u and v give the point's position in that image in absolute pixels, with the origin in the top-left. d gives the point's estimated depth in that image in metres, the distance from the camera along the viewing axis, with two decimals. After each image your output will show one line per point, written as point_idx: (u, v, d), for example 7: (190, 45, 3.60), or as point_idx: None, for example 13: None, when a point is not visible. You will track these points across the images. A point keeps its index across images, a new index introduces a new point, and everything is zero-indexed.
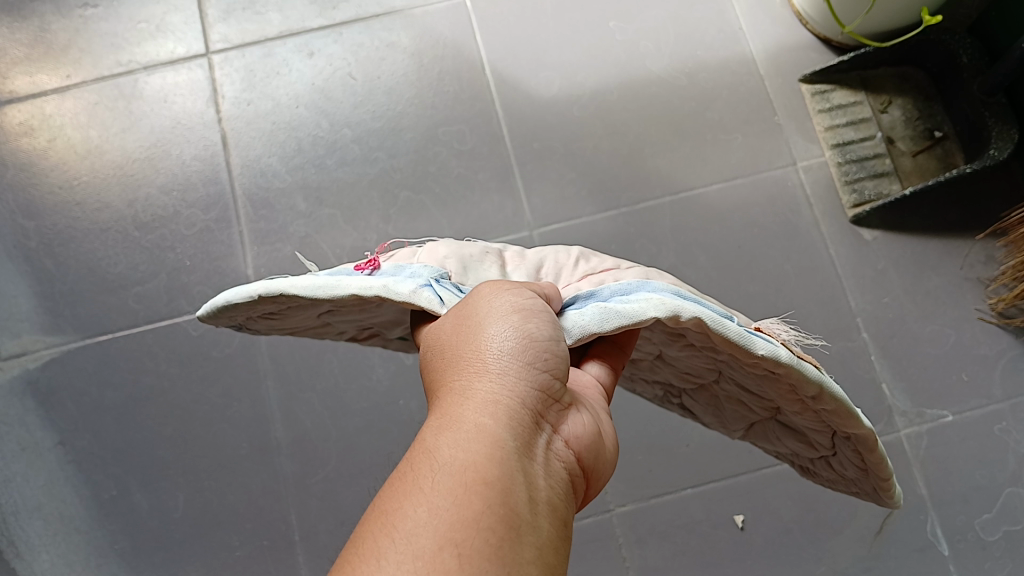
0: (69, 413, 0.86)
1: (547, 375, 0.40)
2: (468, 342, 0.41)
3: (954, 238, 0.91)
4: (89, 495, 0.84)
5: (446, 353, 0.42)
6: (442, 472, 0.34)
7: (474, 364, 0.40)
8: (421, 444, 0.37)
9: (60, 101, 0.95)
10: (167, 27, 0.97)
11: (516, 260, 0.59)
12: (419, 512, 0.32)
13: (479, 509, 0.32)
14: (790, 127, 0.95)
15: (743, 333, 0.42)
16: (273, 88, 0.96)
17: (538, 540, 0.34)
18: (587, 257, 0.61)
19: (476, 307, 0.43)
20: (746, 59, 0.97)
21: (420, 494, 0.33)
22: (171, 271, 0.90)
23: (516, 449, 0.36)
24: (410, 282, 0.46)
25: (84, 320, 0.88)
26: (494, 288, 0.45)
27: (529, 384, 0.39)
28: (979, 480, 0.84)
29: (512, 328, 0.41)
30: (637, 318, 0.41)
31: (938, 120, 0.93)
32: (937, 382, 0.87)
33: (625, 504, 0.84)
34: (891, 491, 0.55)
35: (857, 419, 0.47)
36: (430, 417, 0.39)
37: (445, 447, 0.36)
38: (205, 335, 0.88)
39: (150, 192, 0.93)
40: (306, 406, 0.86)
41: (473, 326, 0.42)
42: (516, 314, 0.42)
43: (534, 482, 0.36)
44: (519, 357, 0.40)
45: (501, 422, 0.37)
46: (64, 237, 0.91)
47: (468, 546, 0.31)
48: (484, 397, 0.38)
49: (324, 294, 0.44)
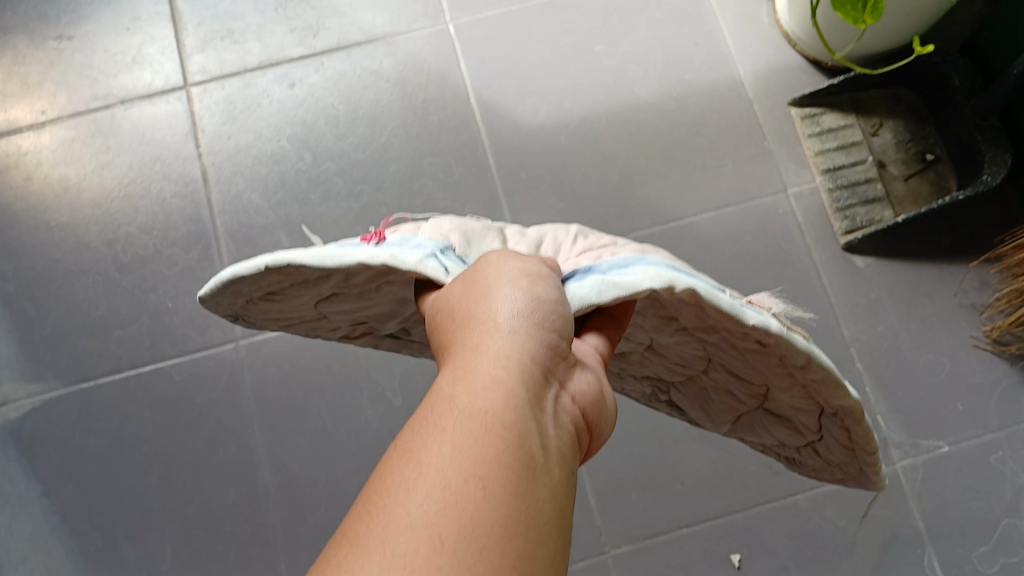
0: (54, 463, 0.85)
1: (559, 334, 0.37)
2: (477, 301, 0.38)
3: (948, 264, 0.90)
4: (75, 547, 0.83)
5: (456, 313, 0.39)
6: (457, 425, 0.31)
7: (484, 318, 0.37)
8: (432, 397, 0.34)
9: (36, 137, 0.93)
10: (144, 58, 0.95)
11: (516, 237, 0.58)
12: (433, 466, 0.30)
13: (494, 464, 0.30)
14: (781, 152, 0.93)
15: (736, 306, 0.39)
16: (253, 120, 0.93)
17: (553, 501, 0.31)
18: (586, 235, 0.59)
19: (485, 270, 0.40)
20: (735, 82, 0.95)
21: (432, 446, 0.30)
22: (154, 312, 0.88)
23: (530, 403, 0.33)
24: (417, 253, 0.42)
25: (66, 366, 0.87)
26: (501, 254, 0.41)
27: (542, 341, 0.36)
28: (977, 512, 0.84)
29: (523, 284, 0.38)
30: (634, 289, 0.38)
31: (930, 142, 0.92)
32: (933, 412, 0.86)
33: (620, 545, 0.83)
34: (878, 473, 0.52)
35: (845, 390, 0.43)
36: (440, 372, 0.36)
37: (458, 399, 0.33)
38: (189, 380, 0.87)
39: (129, 231, 0.91)
40: (293, 451, 0.84)
41: (481, 287, 0.39)
42: (524, 278, 0.39)
43: (548, 438, 0.33)
44: (531, 314, 0.36)
45: (515, 373, 0.34)
46: (44, 280, 0.89)
47: (484, 501, 0.29)
48: (496, 350, 0.35)
49: (331, 264, 0.39)
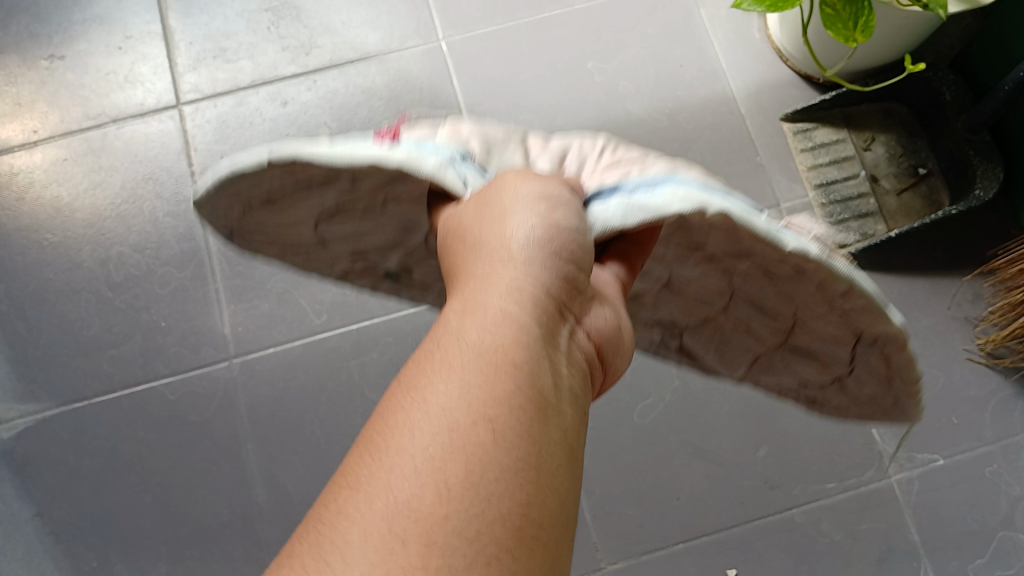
0: (46, 484, 0.84)
1: (572, 264, 0.39)
2: (493, 230, 0.41)
3: (941, 278, 0.90)
4: (68, 568, 0.82)
5: (471, 243, 0.41)
6: (469, 351, 0.34)
7: (498, 250, 0.39)
8: (446, 326, 0.36)
9: (28, 156, 0.93)
10: (136, 77, 0.95)
11: (540, 144, 0.57)
12: (447, 391, 0.32)
13: (508, 389, 0.32)
14: (773, 167, 0.93)
15: (774, 229, 0.41)
16: (245, 139, 0.93)
17: (565, 426, 0.34)
18: (614, 145, 0.57)
19: (501, 198, 0.42)
20: (727, 97, 0.95)
21: (447, 372, 0.33)
22: (146, 332, 0.88)
23: (543, 334, 0.36)
24: (438, 158, 0.44)
25: (58, 386, 0.86)
26: (519, 176, 0.44)
27: (554, 272, 0.39)
28: (972, 525, 0.84)
29: (538, 213, 0.41)
30: (661, 213, 0.40)
31: (922, 156, 0.92)
32: (927, 425, 0.87)
33: (616, 560, 0.83)
34: (916, 399, 0.51)
35: (888, 317, 0.44)
36: (455, 302, 0.38)
37: (471, 328, 0.35)
38: (183, 399, 0.86)
39: (121, 250, 0.90)
40: (288, 469, 0.84)
41: (498, 215, 0.41)
42: (540, 207, 0.41)
43: (560, 368, 0.36)
44: (545, 245, 0.39)
45: (527, 304, 0.36)
46: (36, 299, 0.89)
47: (500, 423, 0.31)
48: (510, 280, 0.37)
49: (352, 159, 0.41)
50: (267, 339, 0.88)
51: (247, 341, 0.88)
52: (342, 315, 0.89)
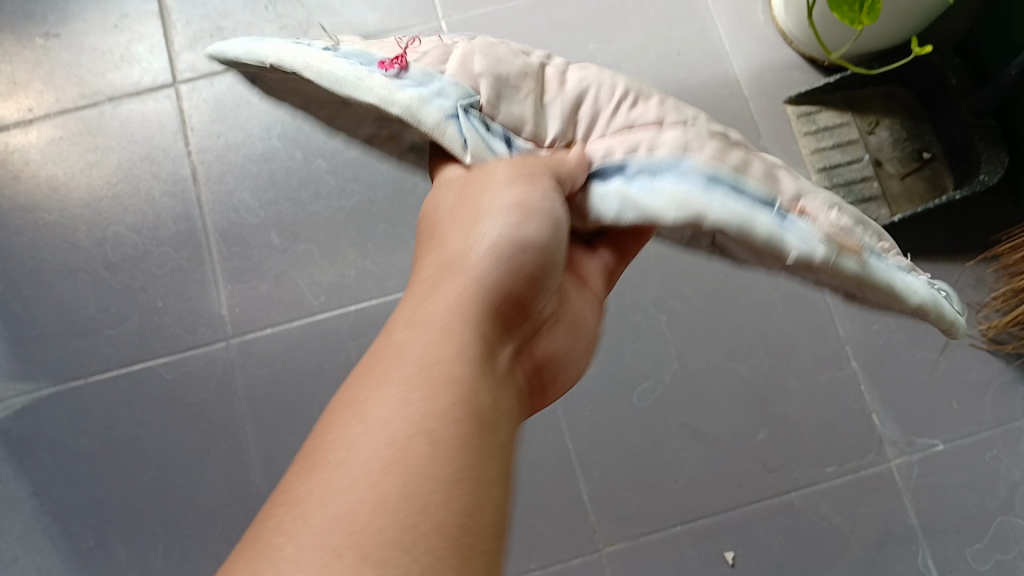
0: (44, 464, 0.85)
1: (527, 278, 0.41)
2: (462, 236, 0.42)
3: (944, 262, 0.90)
4: (67, 547, 0.83)
5: (438, 247, 0.43)
6: (411, 364, 0.35)
7: (458, 260, 0.41)
8: (391, 337, 0.37)
9: (24, 136, 0.92)
10: (132, 56, 0.94)
11: (557, 80, 0.51)
12: (390, 403, 0.33)
13: (449, 403, 0.33)
14: (775, 150, 0.92)
15: (779, 231, 0.42)
16: (243, 119, 0.92)
17: (502, 441, 0.35)
18: (643, 94, 0.51)
19: (480, 199, 0.43)
20: (729, 79, 0.94)
21: (388, 385, 0.34)
22: (143, 312, 0.88)
23: (489, 351, 0.38)
24: (439, 108, 0.45)
25: (55, 367, 0.86)
26: (506, 169, 0.44)
27: (508, 285, 0.40)
28: (971, 509, 0.84)
29: (509, 222, 0.41)
30: (658, 216, 0.42)
31: (926, 140, 0.91)
32: (928, 409, 0.86)
33: (614, 542, 0.83)
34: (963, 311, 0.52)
35: (906, 300, 0.46)
36: (404, 306, 0.40)
37: (413, 341, 0.36)
38: (179, 381, 0.86)
39: (118, 230, 0.90)
40: (285, 450, 0.84)
41: (472, 216, 0.42)
42: (517, 211, 0.42)
43: (503, 387, 0.37)
44: (507, 255, 0.40)
45: (476, 316, 0.38)
46: (32, 280, 0.89)
47: (440, 436, 0.32)
48: (465, 290, 0.39)
49: (343, 91, 0.45)
50: (264, 320, 0.87)
51: (244, 322, 0.87)
52: (341, 295, 0.88)
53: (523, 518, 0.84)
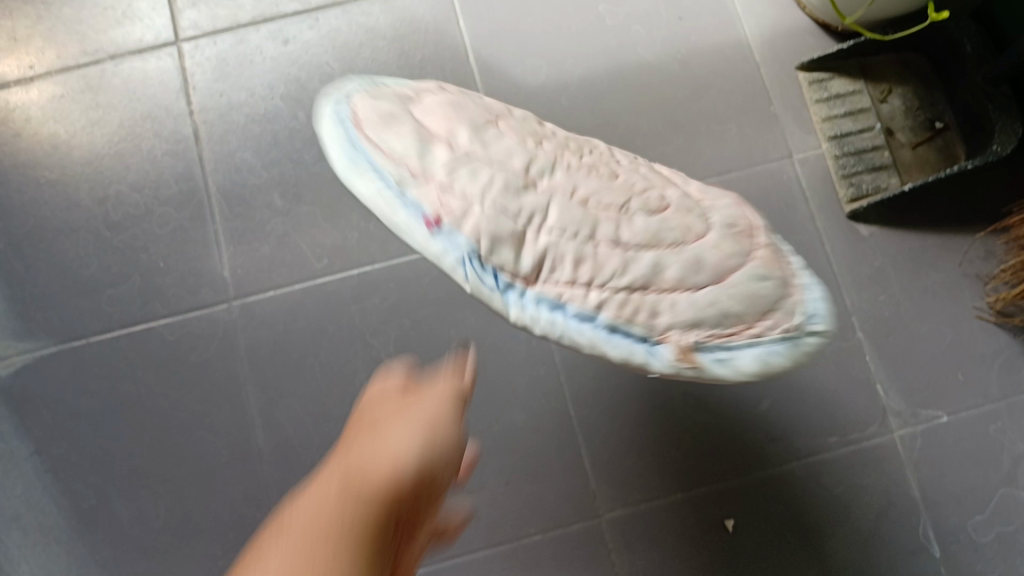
0: (44, 422, 0.85)
1: (417, 495, 0.46)
2: (378, 439, 0.48)
3: (954, 234, 0.88)
4: (68, 505, 0.83)
5: (354, 447, 0.48)
6: (315, 533, 0.39)
7: (378, 463, 0.45)
8: (298, 511, 0.42)
9: (25, 93, 0.91)
10: (134, 13, 0.93)
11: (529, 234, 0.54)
12: (295, 559, 0.37)
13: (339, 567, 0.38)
14: (786, 117, 0.91)
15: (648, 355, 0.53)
16: (246, 78, 0.91)
17: None
18: (594, 257, 0.54)
19: (404, 416, 0.50)
20: (740, 44, 0.93)
21: (294, 544, 0.39)
22: (145, 272, 0.87)
23: (383, 539, 0.42)
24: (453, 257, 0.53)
25: (56, 325, 0.86)
26: (434, 407, 0.51)
27: (407, 496, 0.45)
28: (974, 481, 0.84)
29: (422, 445, 0.48)
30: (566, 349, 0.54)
31: (939, 109, 0.89)
32: (933, 381, 0.86)
33: (615, 509, 0.83)
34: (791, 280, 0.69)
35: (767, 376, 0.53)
36: (309, 493, 0.44)
37: (322, 516, 0.41)
38: (181, 341, 0.86)
39: (120, 189, 0.89)
40: (287, 412, 0.84)
41: (391, 430, 0.49)
42: (428, 440, 0.49)
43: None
44: (413, 473, 0.46)
45: (377, 508, 0.42)
46: (33, 238, 0.88)
47: None
48: (372, 480, 0.44)
49: None
50: (267, 282, 0.87)
51: (246, 283, 0.87)
52: (344, 259, 0.87)
53: (523, 483, 0.84)
